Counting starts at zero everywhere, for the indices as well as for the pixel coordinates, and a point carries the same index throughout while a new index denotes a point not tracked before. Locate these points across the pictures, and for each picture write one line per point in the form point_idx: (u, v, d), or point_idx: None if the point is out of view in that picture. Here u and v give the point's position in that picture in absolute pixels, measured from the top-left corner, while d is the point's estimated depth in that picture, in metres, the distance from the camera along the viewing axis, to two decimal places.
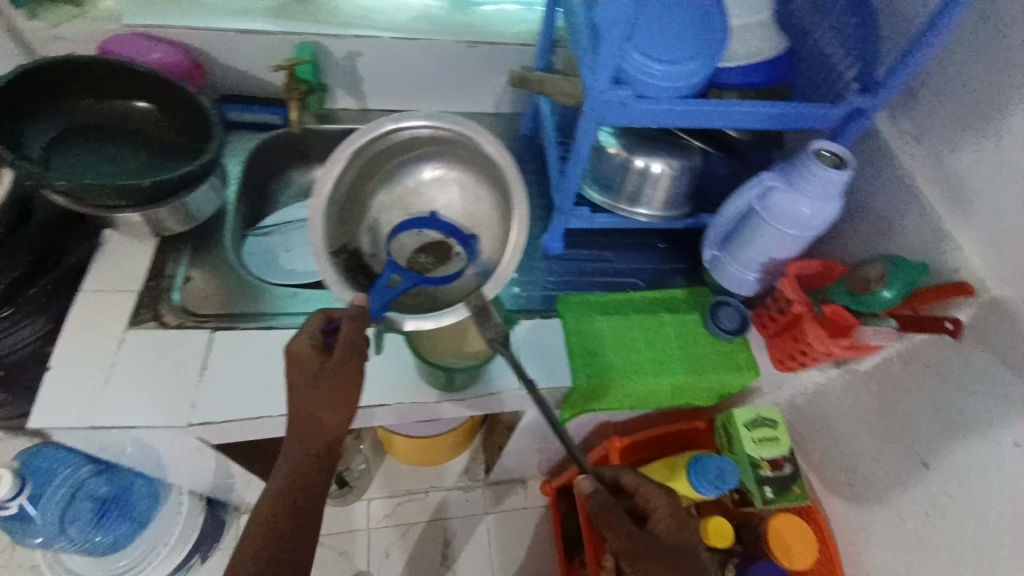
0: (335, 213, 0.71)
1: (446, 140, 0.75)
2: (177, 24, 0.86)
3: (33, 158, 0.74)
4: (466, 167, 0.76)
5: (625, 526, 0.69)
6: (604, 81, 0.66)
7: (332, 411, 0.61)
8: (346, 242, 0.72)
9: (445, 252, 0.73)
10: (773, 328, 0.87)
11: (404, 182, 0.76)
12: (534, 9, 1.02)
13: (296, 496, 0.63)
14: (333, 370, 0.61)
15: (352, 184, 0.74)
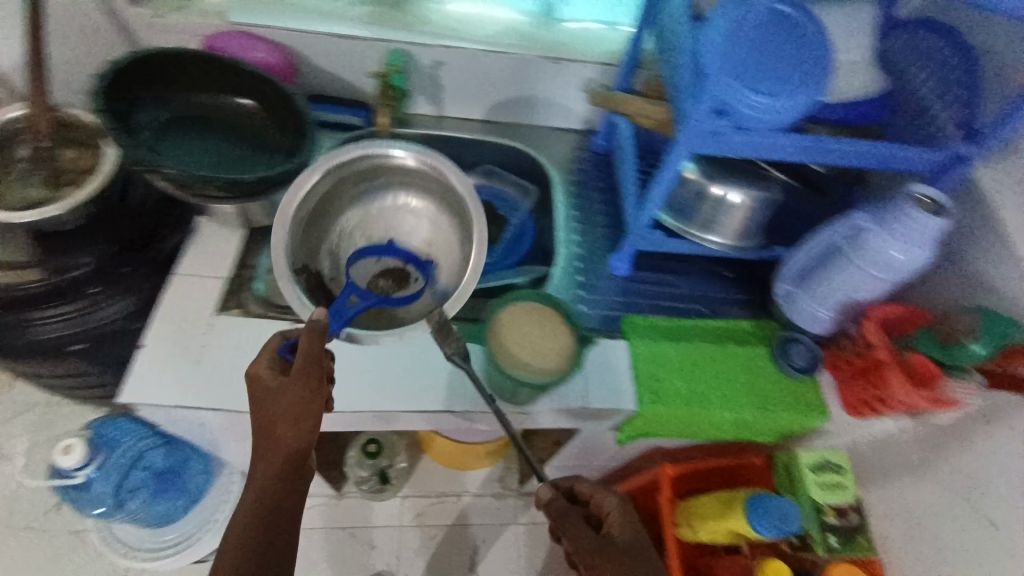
0: (301, 230, 0.78)
1: (409, 174, 0.85)
2: (275, 25, 0.89)
3: (141, 141, 0.77)
4: (427, 199, 0.87)
5: (583, 535, 0.71)
6: (704, 111, 0.66)
7: (292, 428, 0.64)
8: (309, 259, 0.80)
9: (404, 274, 0.82)
10: (848, 371, 0.84)
11: (363, 211, 0.86)
12: (617, 28, 1.01)
13: (264, 509, 0.66)
14: (287, 388, 0.64)
15: (319, 209, 0.82)
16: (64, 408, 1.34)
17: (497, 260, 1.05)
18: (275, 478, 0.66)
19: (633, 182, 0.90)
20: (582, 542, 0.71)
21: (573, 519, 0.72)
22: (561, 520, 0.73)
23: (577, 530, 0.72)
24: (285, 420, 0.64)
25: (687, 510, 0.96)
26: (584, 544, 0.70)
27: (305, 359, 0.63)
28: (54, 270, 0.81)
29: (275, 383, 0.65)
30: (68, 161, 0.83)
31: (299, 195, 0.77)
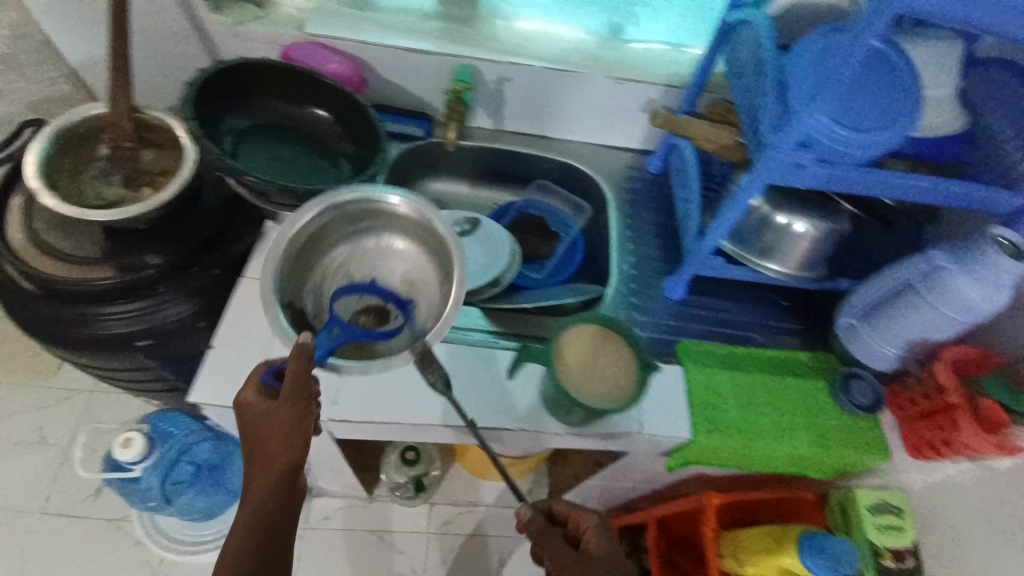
0: (282, 267, 0.73)
1: (393, 216, 0.80)
2: (347, 38, 0.90)
3: (224, 147, 0.80)
4: (411, 242, 0.80)
5: (563, 552, 0.77)
6: (789, 145, 0.64)
7: (287, 444, 0.64)
8: (292, 297, 0.74)
9: (385, 314, 0.75)
10: (914, 412, 0.83)
11: (346, 252, 0.80)
12: (681, 50, 1.01)
13: (263, 518, 0.66)
14: (277, 411, 0.62)
15: (302, 247, 0.76)
16: (109, 395, 1.38)
17: (545, 277, 1.04)
18: (272, 492, 0.66)
19: (696, 206, 0.89)
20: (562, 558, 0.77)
21: (553, 538, 0.78)
22: (543, 540, 0.78)
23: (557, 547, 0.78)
24: (279, 439, 0.63)
25: (734, 542, 0.95)
26: (564, 561, 0.76)
27: (294, 383, 0.62)
28: (126, 269, 0.83)
29: (264, 407, 0.63)
30: (146, 162, 0.84)
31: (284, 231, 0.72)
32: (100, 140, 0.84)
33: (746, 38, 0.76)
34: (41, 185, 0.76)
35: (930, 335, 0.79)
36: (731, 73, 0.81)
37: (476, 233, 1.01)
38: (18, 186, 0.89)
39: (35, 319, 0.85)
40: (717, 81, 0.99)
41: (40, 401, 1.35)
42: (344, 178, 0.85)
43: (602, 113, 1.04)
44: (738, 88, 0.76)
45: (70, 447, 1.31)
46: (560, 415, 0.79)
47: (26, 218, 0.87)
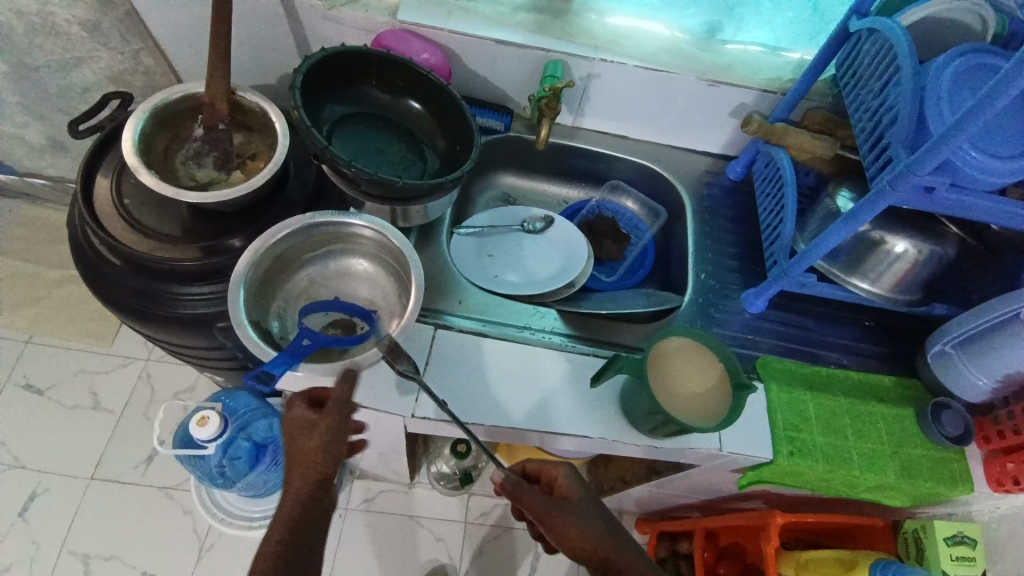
0: (250, 290, 0.76)
1: (351, 238, 0.84)
2: (442, 27, 0.90)
3: (323, 132, 0.81)
4: (371, 263, 0.85)
5: (543, 503, 0.67)
6: (928, 169, 0.60)
7: (326, 456, 0.66)
8: (260, 318, 0.77)
9: (352, 327, 0.79)
10: (1001, 446, 0.81)
11: (308, 276, 0.84)
12: (777, 54, 0.98)
13: (298, 523, 0.62)
14: (321, 421, 0.67)
15: (268, 272, 0.80)
16: (162, 365, 1.40)
17: (615, 280, 1.02)
18: (303, 506, 0.64)
19: (792, 218, 0.86)
20: (543, 512, 0.67)
21: (531, 492, 0.68)
22: (518, 495, 0.69)
23: (538, 502, 0.67)
24: (320, 451, 0.65)
25: (797, 563, 0.93)
26: (543, 516, 0.67)
27: (337, 400, 0.68)
28: (209, 250, 0.83)
29: (308, 419, 0.67)
30: (236, 144, 0.86)
31: (250, 256, 0.76)
32: (192, 120, 0.85)
33: (879, 52, 0.73)
34: (139, 163, 0.76)
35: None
36: (849, 89, 0.79)
37: (549, 232, 1.01)
38: (105, 158, 0.89)
39: (116, 293, 0.86)
40: (817, 89, 0.96)
41: (96, 366, 1.38)
42: (430, 173, 0.86)
43: (687, 115, 1.02)
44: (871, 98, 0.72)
45: (122, 414, 1.34)
46: (645, 429, 0.77)
47: (117, 190, 0.86)
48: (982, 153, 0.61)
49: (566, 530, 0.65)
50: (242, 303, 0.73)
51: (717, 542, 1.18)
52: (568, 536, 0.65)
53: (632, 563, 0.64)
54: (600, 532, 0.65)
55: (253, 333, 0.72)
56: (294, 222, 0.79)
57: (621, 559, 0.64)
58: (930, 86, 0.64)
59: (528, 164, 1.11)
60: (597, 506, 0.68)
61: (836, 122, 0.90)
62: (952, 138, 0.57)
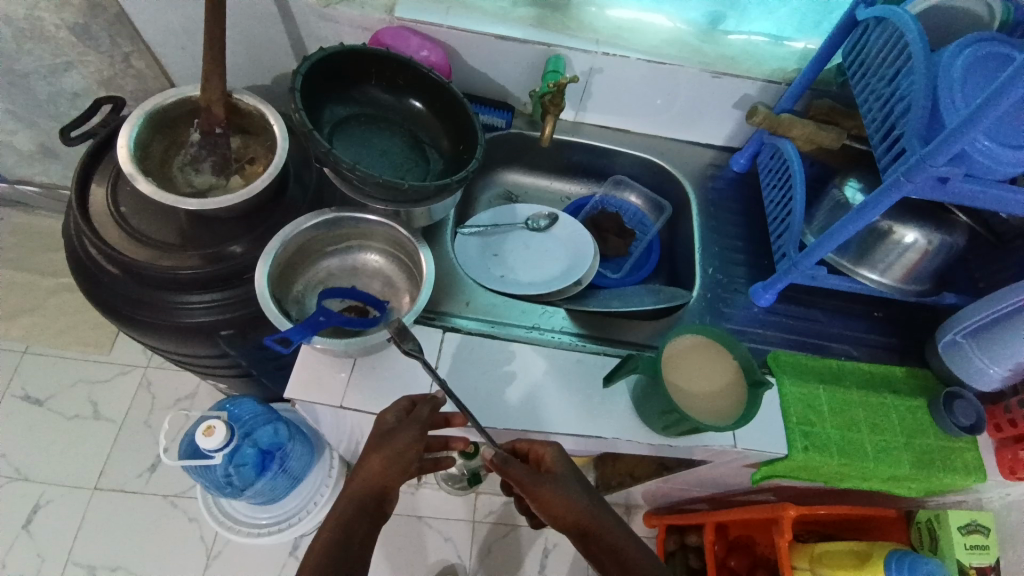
0: (273, 269, 0.76)
1: (371, 235, 0.84)
2: (441, 24, 0.88)
3: (324, 134, 0.80)
4: (387, 260, 0.85)
5: (528, 476, 0.64)
6: (943, 159, 0.59)
7: (396, 471, 0.64)
8: (280, 299, 0.77)
9: (366, 312, 0.79)
10: (1012, 435, 0.80)
11: (327, 267, 0.84)
12: (780, 43, 0.97)
13: (343, 529, 0.62)
14: (402, 433, 0.65)
15: (291, 258, 0.79)
16: (161, 372, 1.38)
17: (622, 277, 1.01)
18: (356, 510, 0.63)
19: (801, 211, 0.85)
20: (527, 485, 0.63)
21: (518, 467, 0.64)
22: (505, 470, 0.65)
23: (523, 475, 0.64)
24: (390, 465, 0.64)
25: (811, 556, 0.93)
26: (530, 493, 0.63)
27: (423, 420, 0.66)
28: (212, 257, 0.81)
29: (395, 426, 0.67)
30: (234, 148, 0.84)
31: (280, 238, 0.76)
32: (188, 124, 0.84)
33: (890, 41, 0.72)
34: (136, 170, 0.75)
35: None
36: (858, 77, 0.78)
37: (553, 230, 1.00)
38: (99, 167, 0.87)
39: (116, 304, 0.84)
40: (822, 78, 0.94)
41: (95, 375, 1.36)
42: (434, 173, 0.85)
43: (691, 107, 1.00)
44: (883, 91, 0.71)
45: (123, 423, 1.32)
46: (660, 428, 0.75)
47: (114, 200, 0.84)
48: (996, 143, 0.60)
49: (553, 503, 0.62)
50: (266, 280, 0.73)
51: (727, 534, 1.17)
52: (555, 509, 0.62)
53: (619, 535, 0.62)
54: (588, 506, 0.63)
55: (275, 308, 0.72)
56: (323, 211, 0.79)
57: (608, 531, 0.62)
58: (943, 75, 0.63)
59: (530, 161, 1.09)
60: (585, 481, 0.66)
61: (842, 114, 0.89)
62: (969, 127, 0.56)
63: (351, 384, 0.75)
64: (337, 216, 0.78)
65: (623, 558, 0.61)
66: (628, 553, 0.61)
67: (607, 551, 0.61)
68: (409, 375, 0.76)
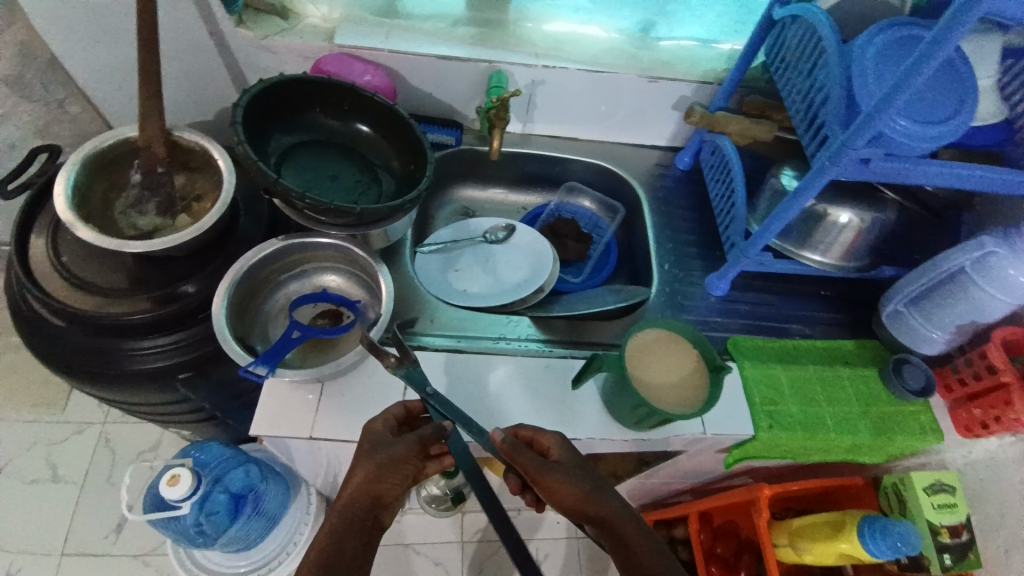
0: (232, 307, 0.75)
1: (324, 256, 0.83)
2: (382, 48, 0.90)
3: (271, 165, 0.80)
4: (345, 279, 0.84)
5: (535, 464, 0.64)
6: (863, 141, 0.64)
7: (385, 484, 0.62)
8: (243, 335, 0.76)
9: (340, 316, 0.81)
10: (962, 393, 0.84)
11: (286, 294, 0.83)
12: (708, 45, 1.03)
13: (329, 547, 0.59)
14: (392, 446, 0.64)
15: (248, 293, 0.78)
16: (122, 426, 1.32)
17: (583, 280, 1.03)
18: (348, 522, 0.61)
19: (742, 202, 0.89)
20: (532, 473, 0.63)
21: (526, 453, 0.64)
22: (514, 457, 0.64)
23: (529, 464, 0.63)
24: (383, 474, 0.62)
25: (789, 532, 0.97)
26: (538, 479, 0.63)
27: (424, 439, 0.65)
28: (163, 299, 0.79)
29: (387, 436, 0.65)
30: (179, 186, 0.83)
31: (232, 274, 0.75)
32: (128, 166, 0.82)
33: (806, 37, 0.77)
34: (76, 218, 0.73)
35: (983, 316, 0.79)
36: (782, 72, 0.83)
37: (511, 240, 1.02)
38: (38, 217, 0.84)
39: (66, 357, 0.80)
40: (750, 75, 1.00)
41: (50, 436, 1.29)
42: (386, 195, 0.85)
43: (633, 111, 1.05)
44: (806, 83, 0.76)
45: (85, 482, 1.25)
46: (632, 424, 0.77)
47: (55, 250, 0.81)
48: (911, 122, 0.65)
49: (555, 491, 0.63)
50: (225, 320, 0.72)
51: (711, 523, 1.18)
52: (558, 496, 0.63)
53: (619, 518, 0.63)
54: (590, 492, 0.63)
55: (238, 347, 0.71)
56: (270, 243, 0.78)
57: (610, 513, 0.63)
58: (856, 64, 0.68)
59: (484, 175, 1.11)
60: (584, 463, 0.66)
61: (773, 107, 0.94)
62: (880, 112, 0.61)
63: (319, 414, 0.73)
64: (284, 243, 0.78)
65: (625, 541, 0.62)
66: (627, 535, 0.62)
67: (612, 533, 0.63)
68: (379, 397, 0.75)
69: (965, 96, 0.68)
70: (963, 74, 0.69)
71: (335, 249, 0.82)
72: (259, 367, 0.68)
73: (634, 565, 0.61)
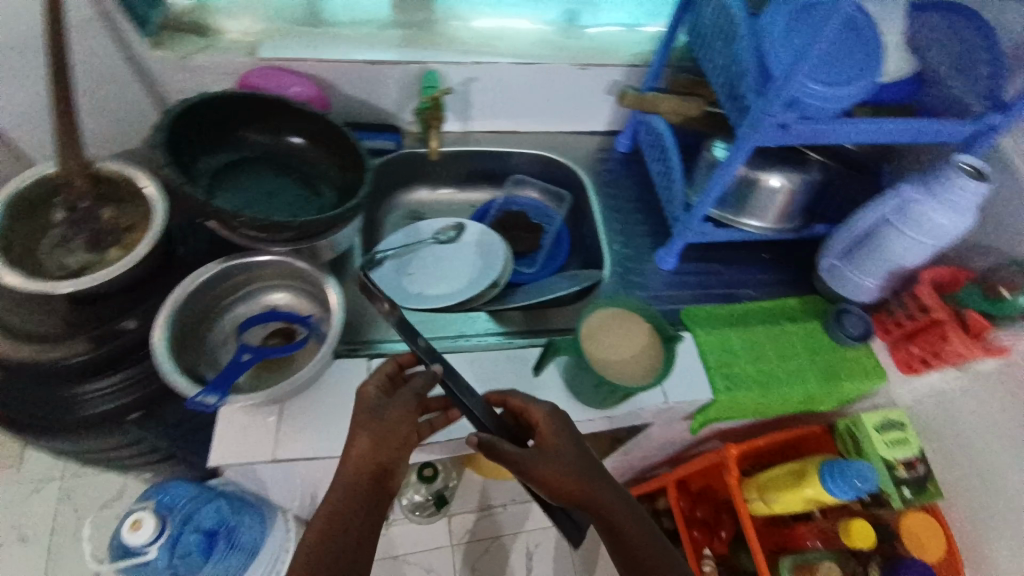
0: (176, 339, 0.73)
1: (267, 276, 0.81)
2: (309, 58, 0.89)
3: (202, 187, 0.77)
4: (293, 295, 0.83)
5: (522, 458, 0.63)
6: (778, 106, 0.68)
7: (386, 451, 0.63)
8: (191, 365, 0.73)
9: (292, 334, 0.79)
10: (898, 334, 0.89)
11: (233, 319, 0.81)
12: (633, 29, 1.06)
13: (334, 515, 0.60)
14: (390, 408, 0.65)
15: (191, 322, 0.76)
16: (83, 479, 1.26)
17: (537, 271, 1.04)
18: (349, 494, 0.61)
19: (679, 176, 0.93)
20: (520, 465, 0.63)
21: (510, 447, 0.63)
22: (499, 454, 0.63)
23: (517, 458, 0.63)
24: (382, 440, 0.63)
25: (758, 486, 1.01)
26: (527, 470, 0.63)
27: (418, 392, 0.67)
28: (102, 339, 0.76)
29: (382, 402, 0.66)
30: (107, 221, 0.80)
31: (172, 304, 0.73)
32: (50, 205, 0.78)
33: (719, 15, 0.81)
34: None
35: (910, 260, 0.85)
36: (701, 48, 0.87)
37: (462, 238, 1.02)
38: None
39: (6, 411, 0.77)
40: (676, 55, 1.04)
41: (5, 499, 1.22)
42: (328, 205, 0.84)
43: (568, 99, 1.07)
44: (723, 58, 0.80)
45: (49, 542, 1.19)
46: (598, 403, 0.79)
47: None
48: (821, 84, 0.69)
49: (546, 479, 0.63)
50: (168, 351, 0.69)
51: (689, 490, 1.22)
52: (549, 486, 0.63)
53: (613, 507, 0.64)
54: (582, 479, 0.64)
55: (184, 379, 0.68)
56: (208, 267, 0.76)
57: (603, 500, 0.64)
58: (764, 36, 0.72)
59: (430, 177, 1.11)
60: (573, 438, 0.67)
61: (699, 84, 0.98)
62: (789, 78, 0.64)
63: (280, 434, 0.72)
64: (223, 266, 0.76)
65: (615, 528, 0.64)
66: (618, 521, 0.64)
67: (602, 521, 0.65)
68: (342, 410, 0.75)
69: (868, 56, 0.72)
70: (865, 35, 0.74)
71: (278, 266, 0.80)
72: (209, 396, 0.66)
73: (622, 543, 0.65)
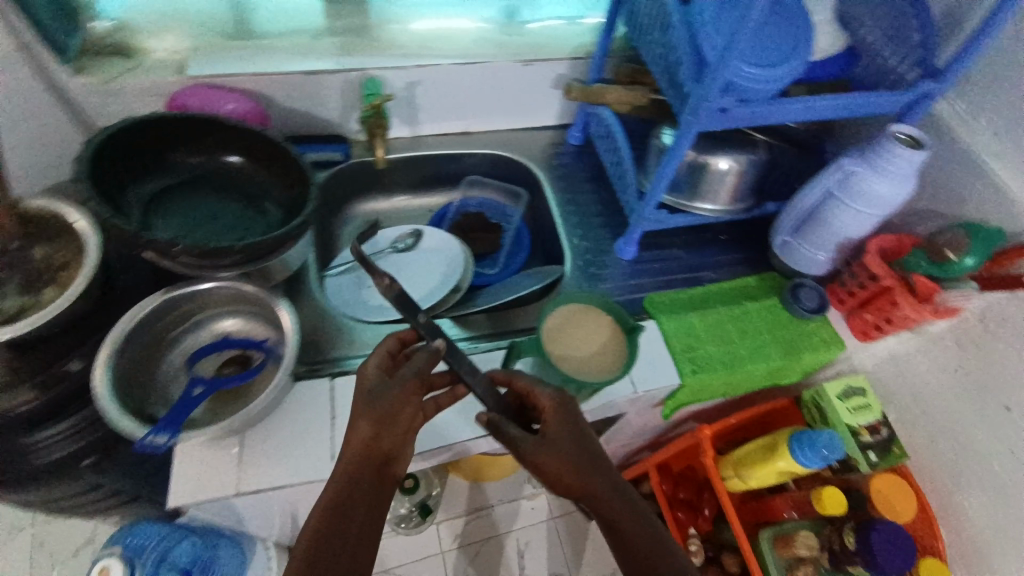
0: (122, 378, 0.69)
1: (215, 302, 0.79)
2: (243, 73, 0.86)
3: (134, 219, 0.74)
4: (245, 320, 0.80)
5: (523, 441, 0.63)
6: (715, 92, 0.68)
7: (388, 438, 0.61)
8: (141, 404, 0.70)
9: (247, 360, 0.77)
10: (852, 303, 0.92)
11: (183, 350, 0.78)
12: (574, 22, 1.06)
13: (336, 502, 0.58)
14: (391, 389, 0.62)
15: (137, 359, 0.73)
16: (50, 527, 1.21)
17: (500, 271, 1.03)
18: (350, 483, 0.59)
19: (630, 166, 0.93)
20: (519, 450, 0.63)
21: (511, 430, 0.63)
22: (502, 435, 0.64)
23: (515, 441, 0.63)
24: (384, 426, 0.60)
25: (733, 464, 1.03)
26: (525, 454, 0.63)
27: (420, 371, 0.62)
28: (43, 385, 0.72)
29: (381, 386, 0.63)
30: (40, 260, 0.75)
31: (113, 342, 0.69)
32: None
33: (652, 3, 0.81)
34: None
35: (857, 229, 0.87)
36: (639, 38, 0.87)
37: (421, 244, 1.01)
38: None
39: None
40: (618, 45, 1.04)
41: None
42: (272, 224, 0.82)
43: (515, 96, 1.06)
44: (659, 47, 0.80)
45: None
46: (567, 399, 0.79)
47: None
48: (754, 67, 0.69)
49: (544, 466, 0.62)
50: (112, 392, 0.66)
51: (671, 472, 1.24)
52: (547, 472, 0.63)
53: (607, 494, 0.64)
54: (580, 467, 0.63)
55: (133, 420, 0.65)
56: (150, 300, 0.73)
57: (599, 489, 0.64)
58: (696, 22, 0.72)
59: (383, 185, 1.09)
60: (575, 425, 0.65)
61: (642, 73, 0.99)
62: (722, 63, 0.65)
63: (244, 465, 0.70)
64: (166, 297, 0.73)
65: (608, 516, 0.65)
66: (611, 509, 0.65)
67: (596, 509, 0.65)
68: (306, 433, 0.73)
69: (799, 36, 0.74)
70: (794, 16, 0.75)
71: (226, 291, 0.77)
72: (159, 436, 0.63)
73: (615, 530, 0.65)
